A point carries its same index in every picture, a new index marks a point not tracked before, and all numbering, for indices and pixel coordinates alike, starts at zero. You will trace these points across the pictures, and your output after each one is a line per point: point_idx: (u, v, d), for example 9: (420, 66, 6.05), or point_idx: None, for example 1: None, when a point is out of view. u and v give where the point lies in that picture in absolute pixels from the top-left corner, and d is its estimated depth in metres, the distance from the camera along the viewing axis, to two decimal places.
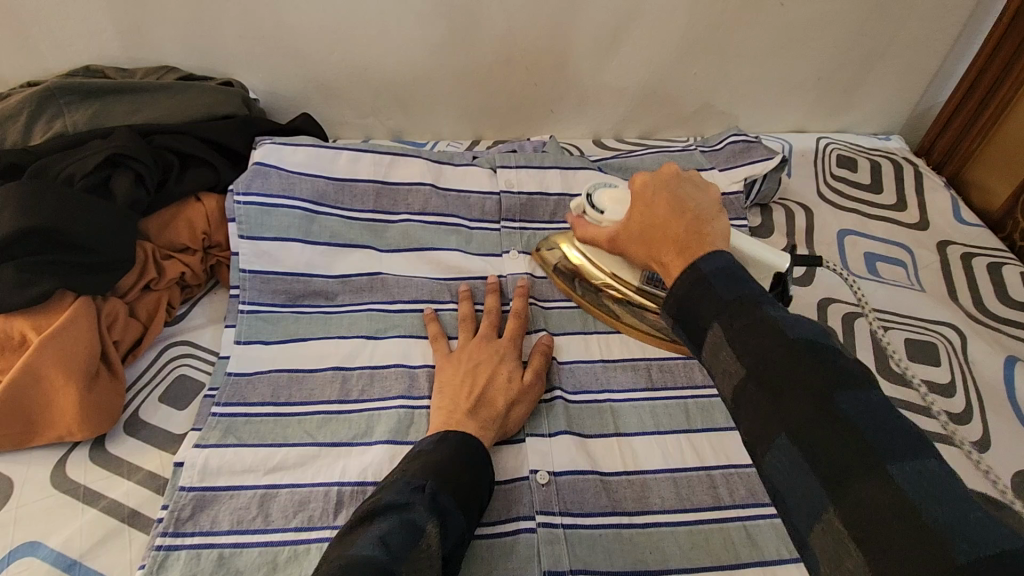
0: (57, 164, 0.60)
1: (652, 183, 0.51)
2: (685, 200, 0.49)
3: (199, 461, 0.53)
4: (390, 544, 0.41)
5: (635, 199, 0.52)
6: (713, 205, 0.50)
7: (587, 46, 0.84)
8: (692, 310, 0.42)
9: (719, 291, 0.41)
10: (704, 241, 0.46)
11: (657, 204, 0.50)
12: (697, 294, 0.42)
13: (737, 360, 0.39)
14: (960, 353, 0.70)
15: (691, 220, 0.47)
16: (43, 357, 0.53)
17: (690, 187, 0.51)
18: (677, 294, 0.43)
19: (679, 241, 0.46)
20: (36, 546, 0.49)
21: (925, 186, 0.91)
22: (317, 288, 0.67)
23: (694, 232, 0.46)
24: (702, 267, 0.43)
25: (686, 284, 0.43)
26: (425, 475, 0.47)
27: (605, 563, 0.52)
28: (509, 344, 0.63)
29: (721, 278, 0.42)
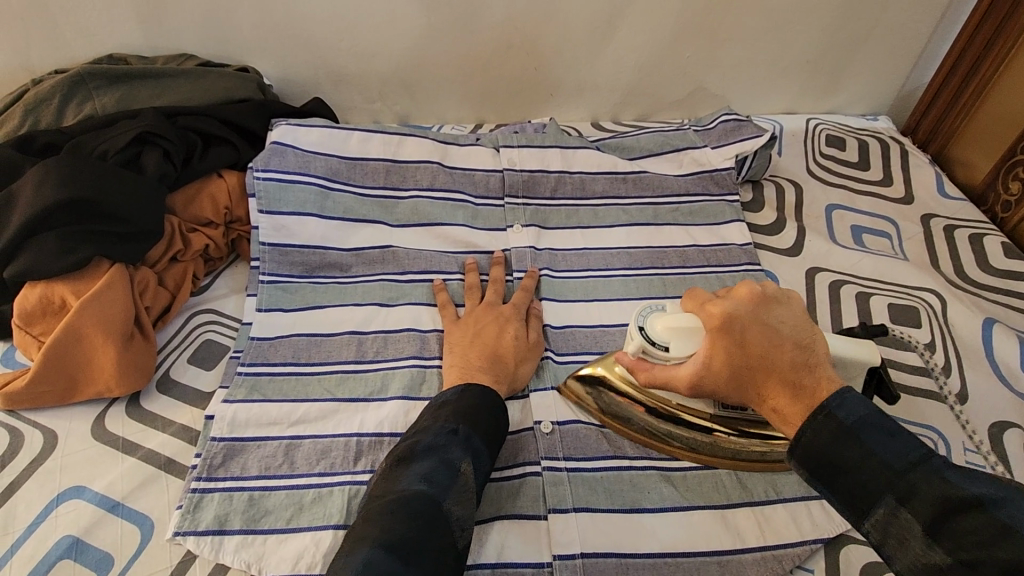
0: (90, 143, 0.65)
1: (737, 314, 0.48)
2: (784, 330, 0.46)
3: (228, 415, 0.58)
4: (433, 481, 0.46)
5: (718, 334, 0.48)
6: (805, 321, 0.48)
7: (585, 33, 0.88)
8: (857, 483, 0.41)
9: (883, 457, 0.41)
10: (817, 380, 0.45)
11: (750, 338, 0.47)
12: (856, 459, 0.41)
13: (942, 551, 0.36)
14: (940, 316, 0.74)
15: (794, 351, 0.46)
16: (83, 319, 0.58)
17: (781, 307, 0.48)
18: (815, 445, 0.43)
19: (789, 380, 0.45)
20: (82, 490, 0.53)
21: (910, 162, 0.95)
22: (332, 260, 0.71)
23: (804, 370, 0.45)
24: (842, 416, 0.43)
25: (822, 438, 0.43)
26: (455, 419, 0.51)
27: (605, 503, 0.56)
28: (514, 306, 0.67)
29: (871, 431, 0.42)
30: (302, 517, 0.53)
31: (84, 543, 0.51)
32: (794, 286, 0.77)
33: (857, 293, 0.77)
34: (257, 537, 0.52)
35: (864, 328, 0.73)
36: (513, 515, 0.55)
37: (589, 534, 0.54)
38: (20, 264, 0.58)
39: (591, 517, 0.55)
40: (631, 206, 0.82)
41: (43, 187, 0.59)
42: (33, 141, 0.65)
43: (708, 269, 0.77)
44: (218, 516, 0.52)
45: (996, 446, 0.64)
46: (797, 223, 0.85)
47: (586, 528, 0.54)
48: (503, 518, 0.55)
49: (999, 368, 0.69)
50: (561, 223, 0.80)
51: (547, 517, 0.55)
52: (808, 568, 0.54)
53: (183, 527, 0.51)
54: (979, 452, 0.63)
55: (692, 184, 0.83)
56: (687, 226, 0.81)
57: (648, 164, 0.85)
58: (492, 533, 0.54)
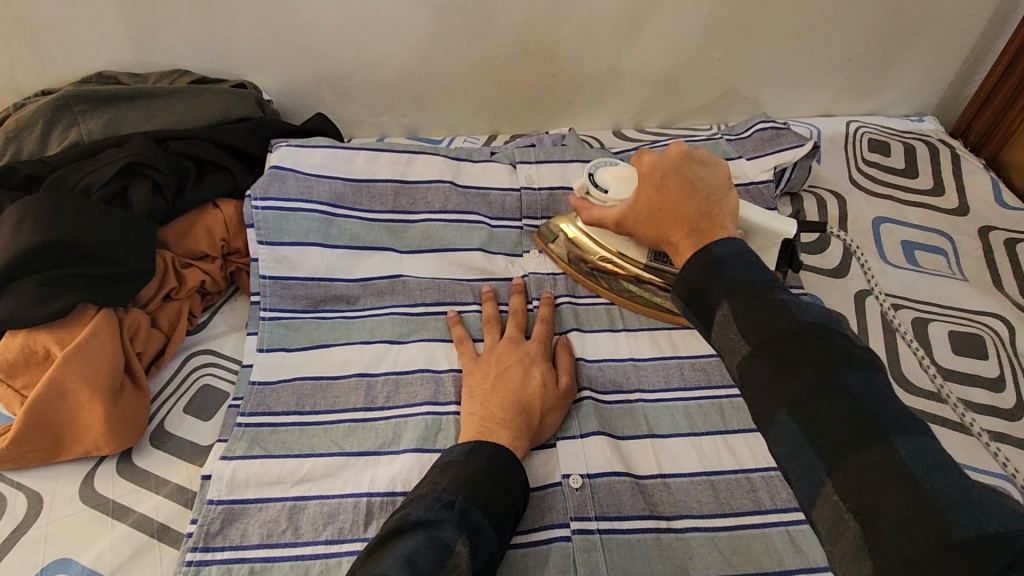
0: (75, 174, 0.60)
1: (658, 163, 0.51)
2: (700, 184, 0.49)
3: (226, 474, 0.53)
4: (417, 564, 0.40)
5: (644, 179, 0.52)
6: (723, 179, 0.50)
7: (607, 34, 0.81)
8: (704, 293, 0.43)
9: (733, 274, 0.42)
10: (715, 223, 0.48)
11: (665, 186, 0.50)
12: (708, 277, 0.43)
13: (744, 340, 0.39)
14: (1007, 344, 0.67)
15: (703, 201, 0.48)
16: (67, 372, 0.53)
17: (705, 164, 0.51)
18: (691, 276, 0.44)
19: (690, 221, 0.48)
20: (68, 563, 0.49)
21: (963, 168, 0.87)
22: (338, 292, 0.66)
23: (705, 214, 0.48)
24: (716, 251, 0.44)
25: (698, 271, 0.43)
26: (454, 490, 0.46)
27: (643, 570, 0.50)
28: (538, 344, 0.61)
29: (734, 260, 0.43)
30: None
31: None
32: (841, 312, 0.70)
33: (912, 319, 0.70)
34: None
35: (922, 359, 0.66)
36: None
37: None
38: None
39: None
40: None
41: (22, 228, 0.54)
42: (13, 173, 0.60)
43: None
44: None
45: None
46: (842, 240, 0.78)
47: None
48: None
49: None
50: None
51: None
52: None
53: None
54: None
55: None
56: None
57: None
58: None
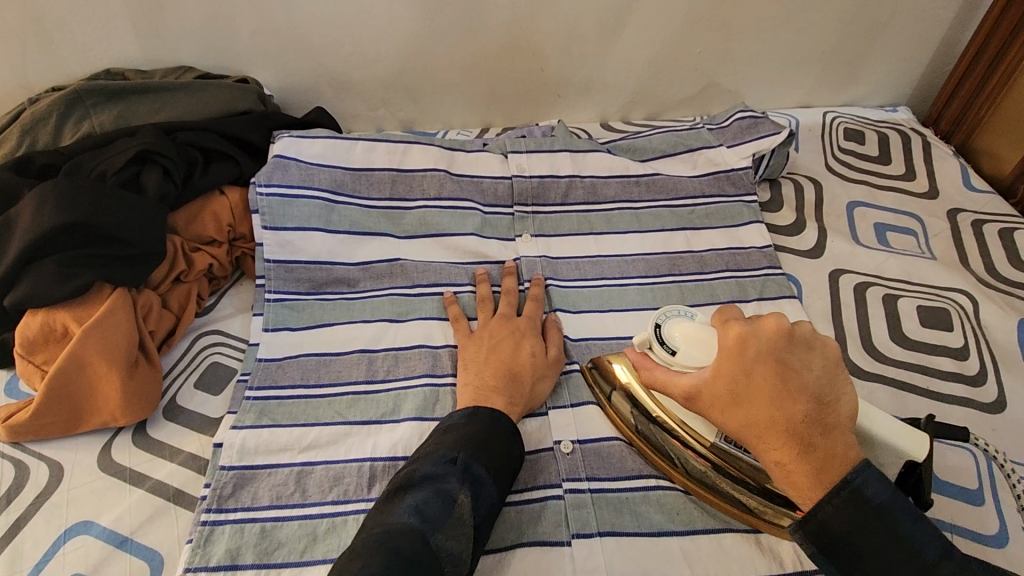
0: (89, 162, 0.63)
1: (755, 340, 0.47)
2: (813, 381, 0.45)
3: (237, 442, 0.56)
4: (426, 513, 0.44)
5: (732, 355, 0.47)
6: (835, 371, 0.46)
7: (593, 30, 0.85)
8: (883, 571, 0.42)
9: (908, 538, 0.42)
10: (836, 445, 0.44)
11: (761, 378, 0.46)
12: (877, 545, 0.42)
13: None
14: (972, 317, 0.71)
15: (814, 409, 0.44)
16: (86, 347, 0.56)
17: (807, 352, 0.46)
18: (834, 525, 0.42)
19: (798, 437, 0.44)
20: (89, 525, 0.52)
21: (933, 154, 0.91)
22: (339, 275, 0.69)
23: (824, 437, 0.44)
24: (869, 495, 0.42)
25: (848, 523, 0.42)
26: (455, 448, 0.50)
27: (631, 525, 0.54)
28: (528, 319, 0.65)
29: (902, 512, 0.42)
30: (316, 549, 0.51)
31: None
32: (817, 290, 0.75)
33: (883, 295, 0.74)
34: (270, 571, 0.50)
35: (893, 333, 0.70)
36: (536, 541, 0.53)
37: (615, 557, 0.52)
38: (21, 291, 0.57)
39: (617, 541, 0.53)
40: (645, 211, 0.79)
41: (40, 212, 0.58)
42: (30, 163, 0.63)
43: (729, 273, 0.74)
44: (229, 550, 0.50)
45: None
46: (818, 223, 0.82)
47: (612, 554, 0.52)
48: (526, 544, 0.53)
49: None
50: (571, 230, 0.77)
51: (571, 542, 0.53)
52: None
53: (194, 563, 0.50)
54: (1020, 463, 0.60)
55: (707, 185, 0.80)
56: (703, 229, 0.78)
57: (662, 165, 0.82)
58: (514, 561, 0.52)
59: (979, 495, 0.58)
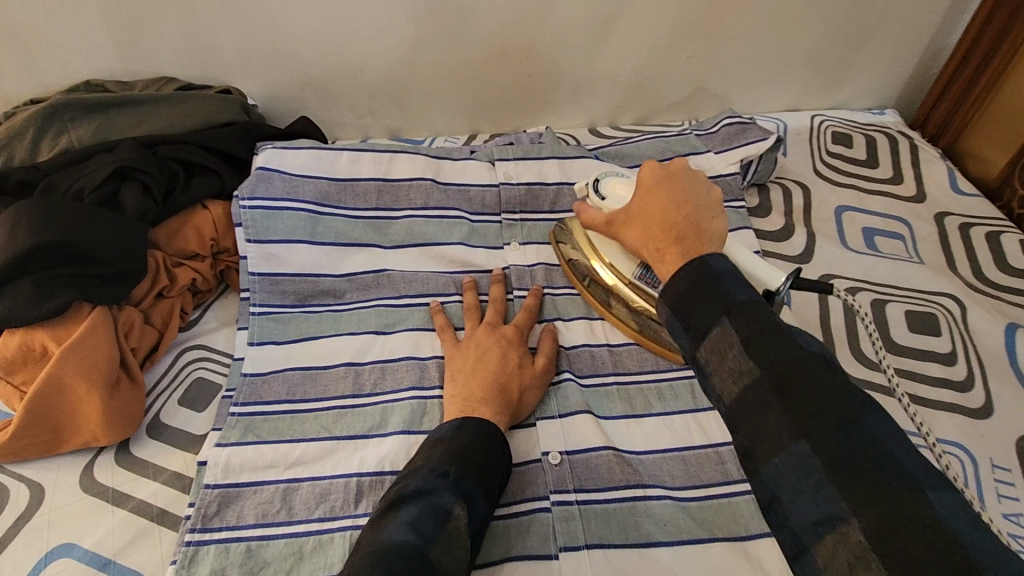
0: (67, 179, 0.62)
1: (655, 171, 0.53)
2: (695, 198, 0.51)
3: (222, 460, 0.55)
4: (421, 530, 0.44)
5: (642, 186, 0.54)
6: (715, 202, 0.52)
7: (580, 37, 0.85)
8: (702, 313, 0.43)
9: (731, 293, 0.43)
10: (702, 243, 0.47)
11: (658, 194, 0.52)
12: (706, 297, 0.43)
13: (748, 362, 0.40)
14: (960, 322, 0.71)
15: (690, 216, 0.49)
16: (64, 368, 0.55)
17: (698, 183, 0.52)
18: (679, 289, 0.45)
19: (676, 229, 0.49)
20: (71, 547, 0.51)
21: (921, 158, 0.91)
22: (325, 287, 0.69)
23: (695, 233, 0.48)
24: (712, 264, 0.45)
25: (688, 283, 0.45)
26: (446, 461, 0.49)
27: (619, 538, 0.54)
28: (516, 329, 0.65)
29: (729, 277, 0.44)
30: (302, 567, 0.50)
31: None
32: (805, 295, 0.75)
33: (872, 300, 0.74)
34: None
35: (880, 338, 0.70)
36: (523, 555, 0.52)
37: (604, 571, 0.52)
38: None
39: (605, 555, 0.53)
40: None
41: (16, 231, 0.57)
42: (6, 179, 0.62)
43: None
44: (214, 570, 0.50)
45: None
46: (806, 228, 0.82)
47: (601, 567, 0.52)
48: (513, 558, 0.52)
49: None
50: None
51: (559, 555, 0.52)
52: None
53: None
54: (1007, 468, 0.60)
55: None
56: None
57: None
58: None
59: None
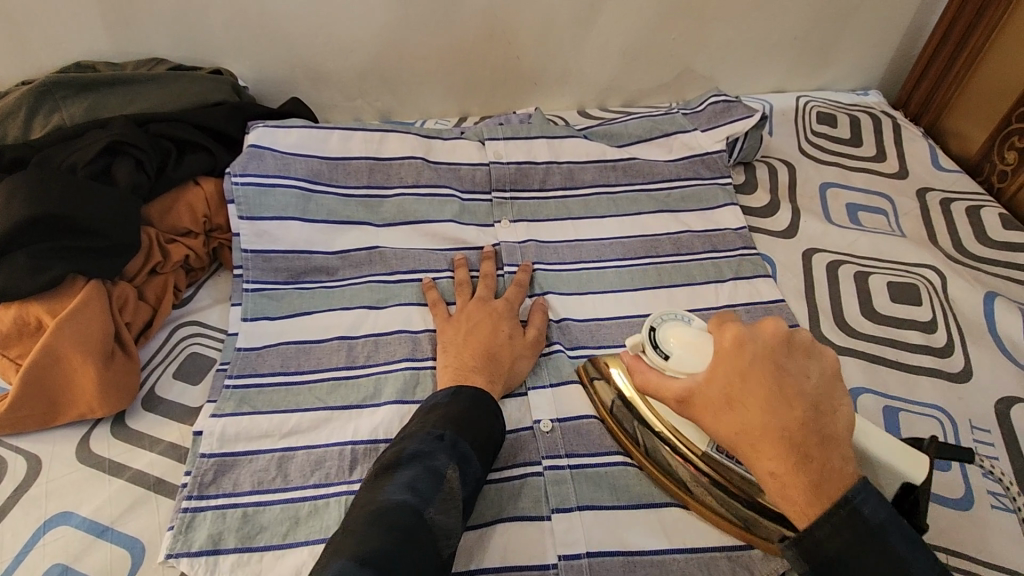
0: (59, 155, 0.62)
1: (751, 345, 0.44)
2: (808, 389, 0.42)
3: (217, 429, 0.56)
4: (418, 488, 0.45)
5: (727, 357, 0.44)
6: (834, 383, 0.43)
7: (568, 18, 0.86)
8: None
9: (906, 562, 0.38)
10: (835, 470, 0.40)
11: (756, 382, 0.42)
12: (867, 559, 0.38)
13: None
14: (940, 291, 0.73)
15: (812, 420, 0.41)
16: (60, 339, 0.56)
17: (802, 357, 0.44)
18: (829, 546, 0.39)
19: (799, 448, 0.40)
20: (69, 515, 0.52)
21: (903, 136, 0.93)
22: (318, 264, 0.69)
23: (825, 453, 0.41)
24: (867, 514, 0.39)
25: (837, 542, 0.39)
26: (442, 425, 0.50)
27: (610, 499, 0.55)
28: (507, 304, 0.65)
29: (893, 531, 0.39)
30: (298, 531, 0.51)
31: (73, 571, 0.49)
32: (791, 268, 0.76)
33: (855, 272, 0.75)
34: (253, 555, 0.50)
35: (864, 308, 0.72)
36: (516, 516, 0.54)
37: (595, 531, 0.53)
38: None
39: (596, 515, 0.54)
40: (622, 195, 0.80)
41: (10, 204, 0.57)
42: None
43: (714, 256, 0.75)
44: (211, 535, 0.51)
45: (1003, 422, 0.63)
46: (791, 204, 0.84)
47: (592, 527, 0.53)
48: (506, 520, 0.53)
49: (1003, 343, 0.69)
50: (550, 216, 0.78)
51: (551, 517, 0.54)
52: None
53: (176, 549, 0.50)
54: (986, 430, 0.62)
55: (683, 168, 0.81)
56: (680, 212, 0.79)
57: (638, 150, 0.83)
58: (496, 536, 0.52)
59: (946, 461, 0.59)
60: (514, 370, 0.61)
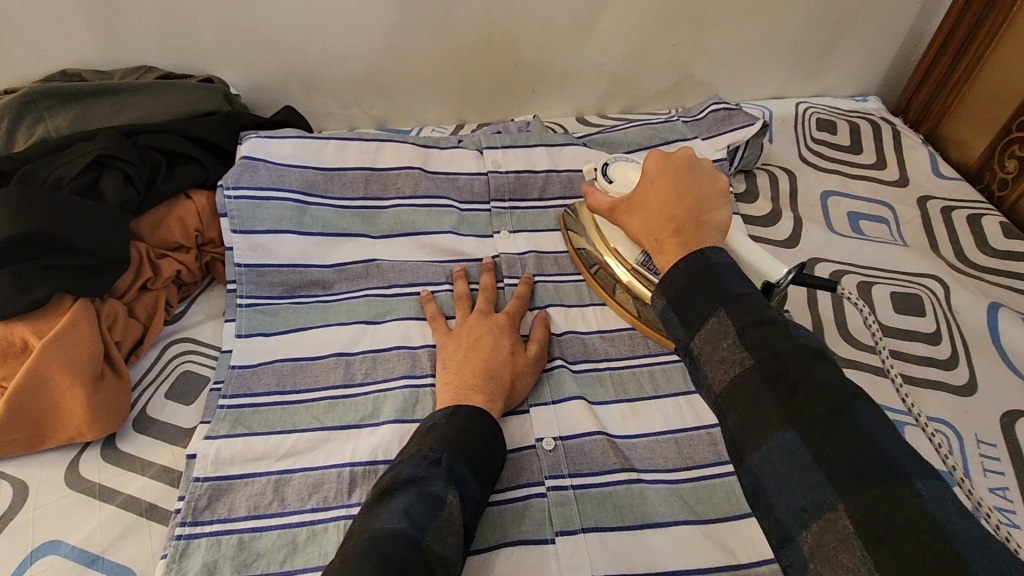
0: (45, 169, 0.60)
1: (662, 159, 0.53)
2: (699, 187, 0.50)
3: (211, 453, 0.54)
4: (413, 516, 0.44)
5: (646, 175, 0.54)
6: (722, 193, 0.51)
7: (567, 24, 0.85)
8: (697, 303, 0.43)
9: (724, 285, 0.43)
10: (701, 236, 0.48)
11: (660, 185, 0.52)
12: (701, 285, 0.43)
13: (741, 352, 0.39)
14: (943, 302, 0.73)
15: (693, 204, 0.49)
16: (47, 361, 0.54)
17: (704, 172, 0.51)
18: (677, 280, 0.45)
19: (674, 222, 0.49)
20: (57, 544, 0.50)
21: (904, 144, 0.93)
22: (313, 278, 0.68)
23: (697, 227, 0.48)
24: (711, 258, 0.45)
25: (686, 272, 0.44)
26: (439, 448, 0.49)
27: (614, 520, 0.54)
28: (508, 317, 0.64)
29: (726, 271, 0.44)
30: (296, 557, 0.50)
31: None
32: None
33: (858, 283, 0.75)
34: None
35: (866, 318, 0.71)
36: (520, 540, 0.52)
37: (600, 554, 0.52)
38: None
39: (601, 538, 0.53)
40: None
41: None
42: None
43: None
44: (205, 564, 0.49)
45: (1009, 436, 0.62)
46: (793, 213, 0.83)
47: (597, 550, 0.52)
48: (509, 543, 0.52)
49: (1006, 354, 0.68)
50: (550, 226, 0.76)
51: (555, 540, 0.52)
52: None
53: None
54: (992, 444, 0.62)
55: None
56: None
57: (638, 159, 0.82)
58: (498, 561, 0.51)
59: None
60: (515, 386, 0.59)
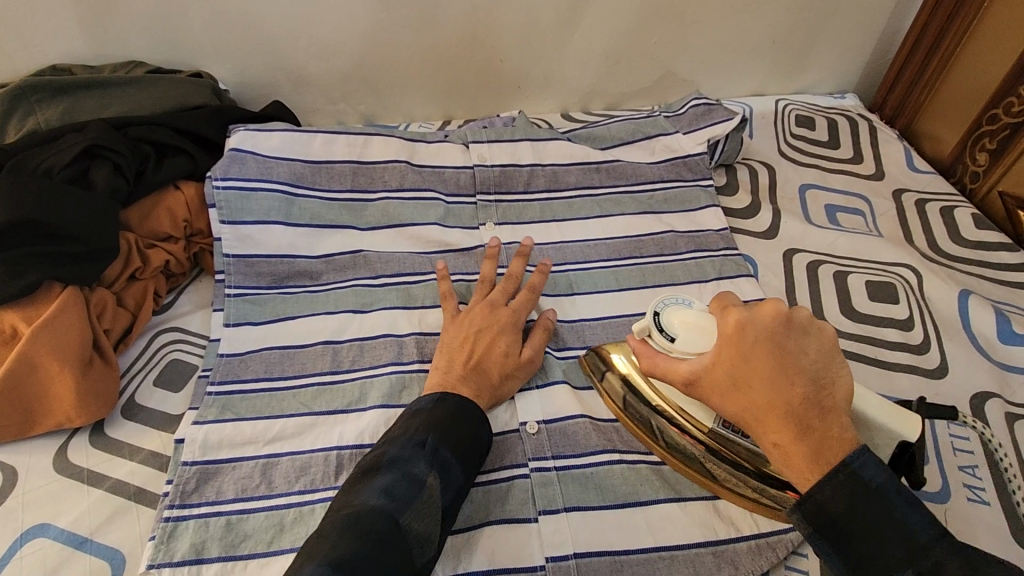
0: (35, 159, 0.61)
1: (751, 327, 0.46)
2: (805, 361, 0.44)
3: (199, 437, 0.55)
4: (394, 495, 0.45)
5: (729, 339, 0.47)
6: (830, 355, 0.45)
7: (551, 21, 0.86)
8: (874, 548, 0.40)
9: (908, 530, 0.40)
10: (829, 432, 0.42)
11: (756, 359, 0.45)
12: (870, 523, 0.40)
13: None
14: (916, 290, 0.75)
15: (806, 385, 0.43)
16: (36, 347, 0.55)
17: (801, 333, 0.46)
18: (832, 507, 0.41)
19: (794, 415, 0.43)
20: (47, 527, 0.51)
21: (880, 139, 0.95)
22: (301, 268, 0.69)
23: (821, 427, 0.42)
24: (867, 478, 0.41)
25: (843, 502, 0.41)
26: (424, 431, 0.50)
27: (596, 500, 0.55)
28: (513, 311, 0.64)
29: (894, 501, 0.40)
30: (284, 538, 0.51)
31: None
32: (772, 269, 0.77)
33: (834, 272, 0.77)
34: (237, 564, 0.50)
35: (842, 305, 0.73)
36: (503, 519, 0.54)
37: (582, 532, 0.53)
38: None
39: (583, 516, 0.54)
40: (606, 197, 0.80)
41: None
42: None
43: (698, 253, 0.76)
44: (194, 544, 0.50)
45: (979, 417, 0.64)
46: (772, 205, 0.85)
47: (579, 528, 0.53)
48: (493, 522, 0.53)
49: (976, 339, 0.70)
50: (534, 218, 0.78)
51: (537, 519, 0.54)
52: (802, 553, 0.54)
53: (157, 559, 0.49)
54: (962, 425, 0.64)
55: (666, 170, 0.82)
56: (663, 213, 0.80)
57: (621, 153, 0.83)
58: (482, 539, 0.52)
59: (923, 455, 0.61)
60: (503, 387, 0.60)
